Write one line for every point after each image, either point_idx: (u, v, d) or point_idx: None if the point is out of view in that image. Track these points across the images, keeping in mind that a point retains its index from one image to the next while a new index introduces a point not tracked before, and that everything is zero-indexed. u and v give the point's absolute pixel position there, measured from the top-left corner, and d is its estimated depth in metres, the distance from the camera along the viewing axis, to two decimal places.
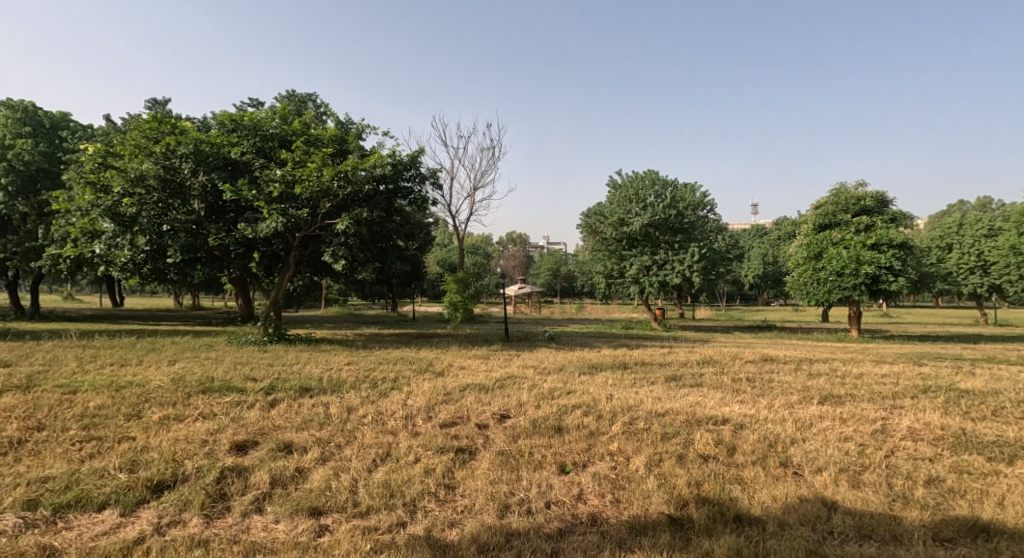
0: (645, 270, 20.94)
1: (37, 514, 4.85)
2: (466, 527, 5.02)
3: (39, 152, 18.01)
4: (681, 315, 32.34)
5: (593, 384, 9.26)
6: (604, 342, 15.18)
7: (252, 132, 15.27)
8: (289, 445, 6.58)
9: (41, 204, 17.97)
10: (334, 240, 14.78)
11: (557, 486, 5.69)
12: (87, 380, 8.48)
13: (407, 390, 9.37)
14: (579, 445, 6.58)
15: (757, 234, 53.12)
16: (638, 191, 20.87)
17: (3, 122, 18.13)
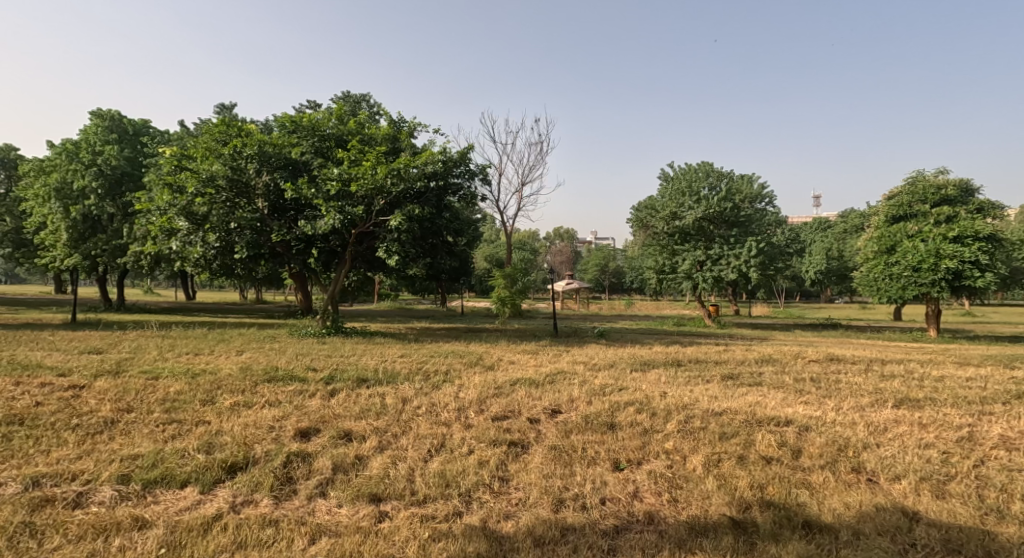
0: (698, 266, 20.49)
1: (129, 488, 5.18)
2: (522, 519, 5.07)
3: (124, 157, 19.15)
4: (736, 313, 31.17)
5: (646, 381, 9.14)
6: (658, 339, 14.95)
7: (310, 132, 15.79)
8: (349, 433, 6.79)
9: (126, 204, 19.16)
10: (387, 236, 15.11)
11: (612, 482, 5.66)
12: (167, 367, 9.00)
13: (459, 383, 9.51)
14: (632, 442, 6.52)
15: (820, 228, 50.94)
16: (691, 184, 20.43)
17: (94, 131, 19.39)
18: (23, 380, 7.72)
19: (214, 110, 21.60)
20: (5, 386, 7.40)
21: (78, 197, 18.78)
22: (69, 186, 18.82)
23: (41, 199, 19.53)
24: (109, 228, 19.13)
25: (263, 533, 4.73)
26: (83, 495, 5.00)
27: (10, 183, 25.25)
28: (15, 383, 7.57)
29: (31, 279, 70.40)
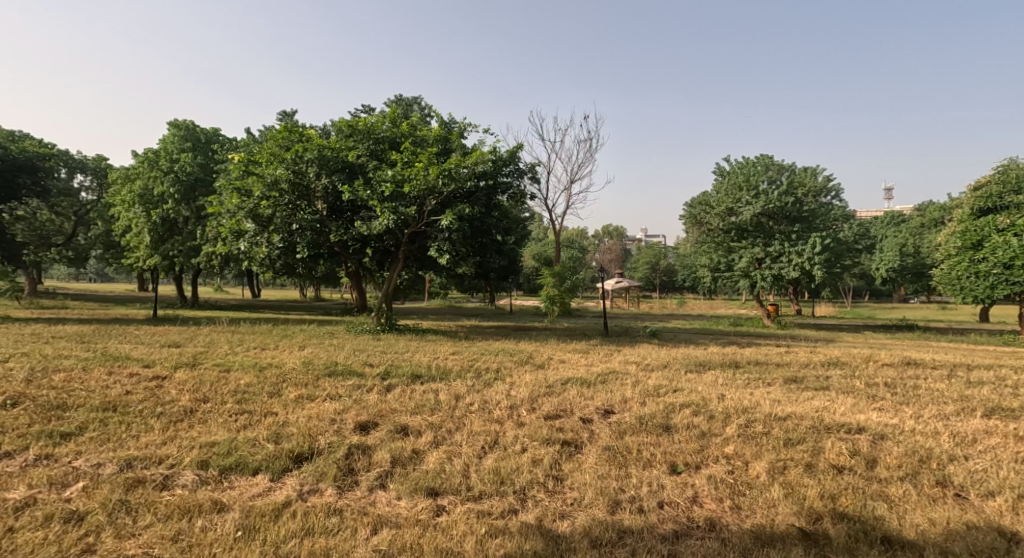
0: (756, 263, 19.92)
1: (208, 473, 5.51)
2: (578, 520, 5.10)
3: (197, 164, 20.19)
4: (796, 313, 30.08)
5: (702, 383, 8.99)
6: (714, 340, 14.64)
7: (366, 135, 16.23)
8: (405, 428, 6.99)
9: (199, 208, 20.22)
10: (440, 236, 15.30)
11: (669, 486, 5.63)
12: (238, 361, 9.48)
13: (510, 381, 9.61)
14: (690, 445, 6.46)
15: (892, 222, 48.55)
16: (749, 178, 19.87)
17: (171, 140, 20.52)
18: (114, 370, 8.32)
19: (277, 117, 22.51)
20: (98, 375, 7.99)
21: (158, 202, 19.97)
22: (151, 192, 20.05)
23: (126, 204, 20.88)
24: (184, 231, 20.25)
25: (329, 522, 4.93)
26: (168, 478, 5.34)
27: (102, 191, 26.81)
28: (107, 372, 8.16)
29: (116, 278, 75.58)
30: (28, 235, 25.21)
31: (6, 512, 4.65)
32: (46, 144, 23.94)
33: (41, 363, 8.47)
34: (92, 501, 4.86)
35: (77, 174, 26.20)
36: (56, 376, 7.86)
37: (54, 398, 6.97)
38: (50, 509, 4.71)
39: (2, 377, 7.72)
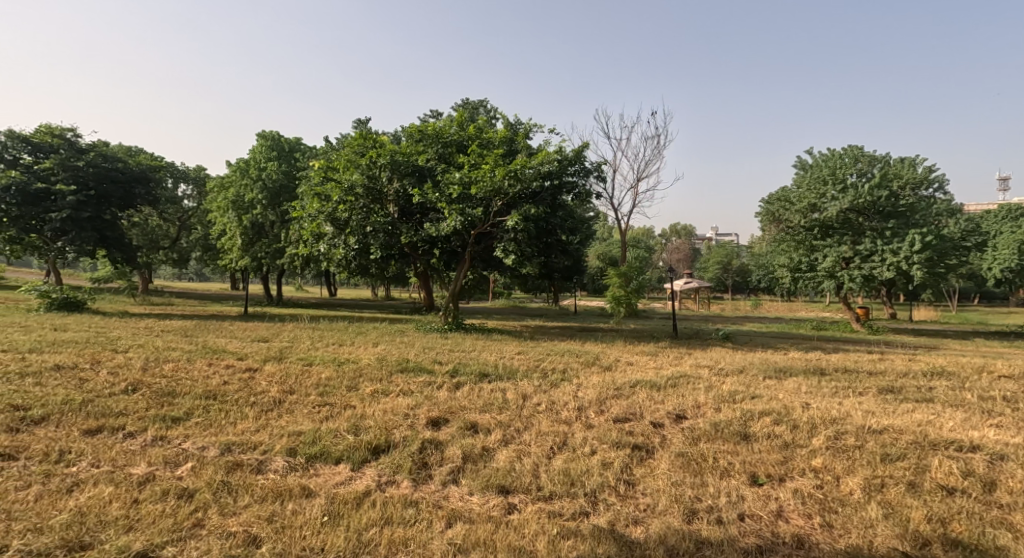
0: (842, 263, 18.95)
1: (296, 460, 5.86)
2: (652, 527, 5.09)
3: (282, 172, 21.30)
4: (889, 317, 28.14)
5: (783, 390, 8.70)
6: (794, 345, 14.03)
7: (435, 139, 16.63)
8: (475, 425, 7.15)
9: (284, 212, 21.34)
10: (505, 236, 15.56)
11: (750, 498, 5.51)
12: (319, 355, 9.99)
13: (577, 382, 9.63)
14: (772, 456, 6.29)
15: (1008, 216, 44.55)
16: (836, 171, 18.91)
17: (259, 150, 21.76)
18: (213, 361, 8.99)
19: (353, 124, 23.43)
20: (200, 365, 8.67)
21: (248, 207, 21.28)
22: (242, 198, 21.36)
23: (220, 209, 22.37)
24: (270, 234, 21.42)
25: (406, 513, 5.14)
26: (263, 463, 5.73)
27: (201, 198, 28.63)
28: (207, 363, 8.83)
29: (210, 278, 81.27)
30: (139, 239, 27.46)
31: (129, 485, 5.13)
32: (156, 157, 25.82)
33: (153, 354, 9.27)
34: (199, 480, 5.27)
35: (181, 184, 28.15)
36: (163, 365, 8.58)
37: (164, 385, 7.62)
38: (164, 485, 5.15)
39: (121, 364, 8.52)
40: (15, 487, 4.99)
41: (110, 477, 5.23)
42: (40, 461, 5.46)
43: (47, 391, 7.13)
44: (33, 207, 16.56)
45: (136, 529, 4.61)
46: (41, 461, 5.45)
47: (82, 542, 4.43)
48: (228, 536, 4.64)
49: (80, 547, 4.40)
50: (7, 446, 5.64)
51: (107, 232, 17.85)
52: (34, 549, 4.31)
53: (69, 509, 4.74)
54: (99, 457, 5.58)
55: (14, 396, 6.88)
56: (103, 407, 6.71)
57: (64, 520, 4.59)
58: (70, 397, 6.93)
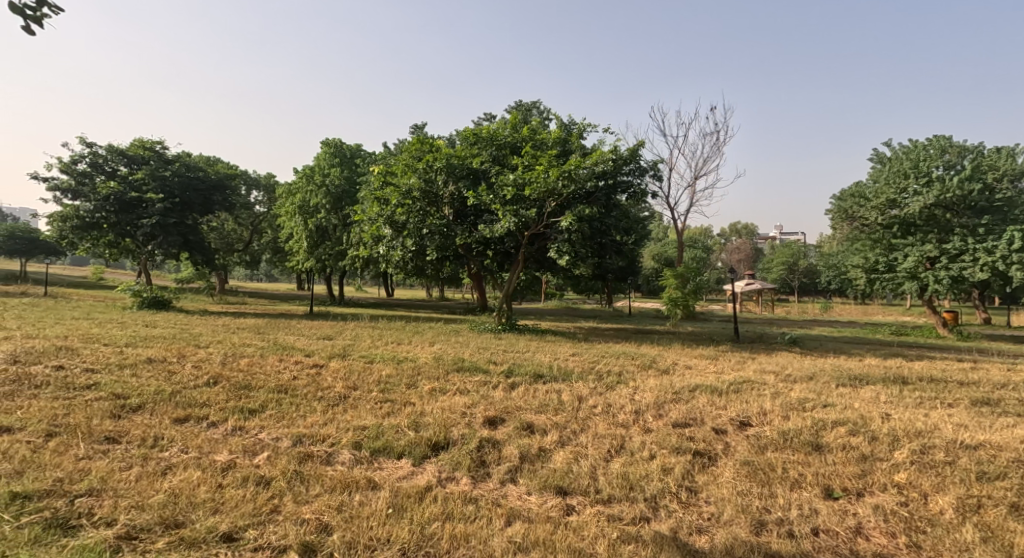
0: (926, 262, 17.92)
1: (361, 453, 6.08)
2: (717, 537, 5.02)
3: (344, 178, 22.03)
4: (982, 322, 26.27)
5: (859, 399, 8.34)
6: (869, 351, 13.35)
7: (489, 142, 16.84)
8: (531, 425, 7.20)
9: (346, 216, 22.06)
10: (559, 236, 15.56)
11: (824, 512, 5.35)
12: (380, 353, 10.30)
13: (634, 385, 9.55)
14: (849, 469, 6.06)
15: None
16: (920, 163, 17.82)
17: (323, 157, 22.62)
18: (284, 357, 9.42)
19: (410, 130, 23.96)
20: (272, 361, 9.10)
21: (314, 212, 22.15)
22: (308, 203, 22.23)
23: (288, 214, 23.39)
24: (333, 237, 22.18)
25: (466, 509, 5.24)
26: (331, 455, 5.97)
27: (271, 204, 29.96)
28: (278, 359, 9.27)
29: (277, 279, 85.17)
30: (215, 243, 29.10)
31: (214, 471, 5.44)
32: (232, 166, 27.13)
33: (230, 349, 9.80)
34: (275, 469, 5.54)
35: (253, 191, 29.56)
36: (240, 361, 9.05)
37: (241, 378, 8.04)
38: (244, 472, 5.44)
39: (204, 359, 9.06)
40: (118, 468, 5.37)
41: (197, 463, 5.57)
42: (138, 445, 5.86)
43: (141, 382, 7.66)
44: (128, 213, 17.87)
45: (222, 511, 4.89)
46: (139, 445, 5.86)
47: (176, 521, 4.73)
48: (302, 523, 4.86)
49: (174, 526, 4.70)
50: (109, 430, 6.09)
51: (191, 237, 18.77)
52: (136, 525, 4.63)
53: (164, 490, 5.07)
54: (187, 444, 5.94)
55: (113, 385, 7.43)
56: (189, 398, 7.15)
57: (160, 500, 4.91)
58: (161, 388, 7.42)
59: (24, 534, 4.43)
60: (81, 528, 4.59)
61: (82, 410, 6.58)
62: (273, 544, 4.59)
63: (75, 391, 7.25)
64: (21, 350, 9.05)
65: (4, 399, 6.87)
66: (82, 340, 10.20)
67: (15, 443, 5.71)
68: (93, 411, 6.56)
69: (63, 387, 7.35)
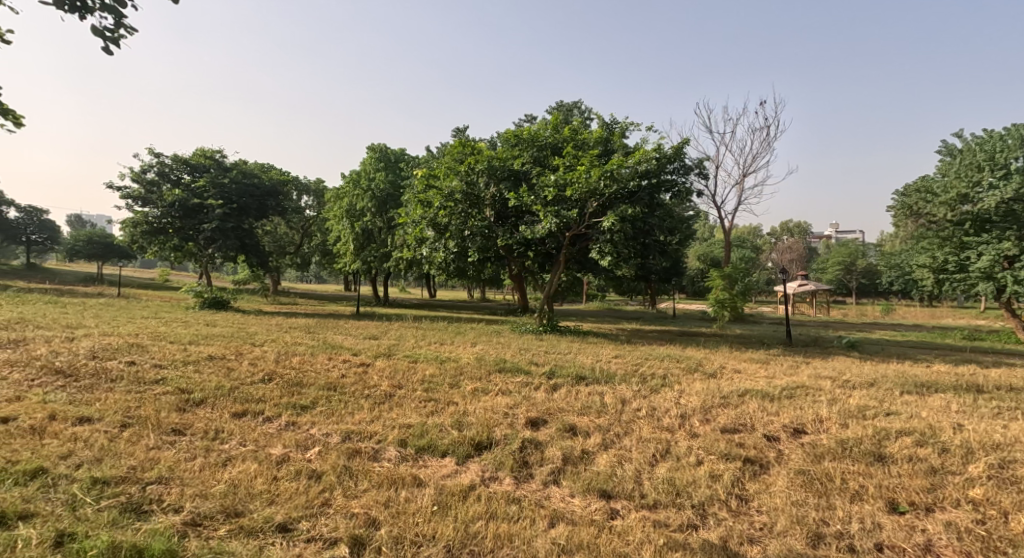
0: (1003, 262, 16.90)
1: (406, 450, 6.08)
2: (769, 548, 4.80)
3: (388, 181, 22.34)
4: None
5: (926, 408, 7.87)
6: (936, 356, 12.62)
7: (530, 143, 16.77)
8: (574, 427, 7.06)
9: (390, 219, 22.35)
10: (601, 236, 15.32)
11: (888, 526, 5.05)
12: (423, 353, 10.35)
13: (680, 389, 9.29)
14: (916, 482, 5.71)
15: None
16: (996, 155, 16.60)
17: (368, 161, 22.99)
18: (332, 355, 9.56)
19: (452, 132, 24.07)
20: (321, 359, 9.24)
21: (360, 215, 22.53)
22: (355, 206, 22.61)
23: (335, 217, 23.87)
24: (378, 239, 22.50)
25: (509, 509, 5.15)
26: (378, 451, 5.99)
27: (320, 207, 30.67)
28: (327, 357, 9.41)
29: (325, 280, 87.49)
30: (268, 245, 30.01)
31: (270, 463, 5.52)
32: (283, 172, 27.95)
33: (282, 348, 10.01)
34: (325, 463, 5.58)
35: (303, 195, 30.35)
36: (292, 359, 9.22)
37: (293, 376, 8.18)
38: (298, 465, 5.50)
39: (258, 356, 9.28)
40: (183, 458, 5.51)
41: (254, 455, 5.66)
42: (201, 437, 6.01)
43: (203, 378, 7.87)
44: (191, 219, 18.64)
45: (277, 502, 4.95)
46: (201, 437, 6.00)
47: (236, 510, 4.81)
48: (351, 516, 4.86)
49: (234, 514, 4.78)
50: (176, 422, 6.26)
51: (247, 240, 19.34)
52: (200, 512, 4.73)
53: (224, 480, 5.16)
54: (244, 437, 6.06)
55: (178, 380, 7.65)
56: (246, 393, 7.31)
57: (222, 489, 5.01)
58: (221, 383, 7.61)
59: (103, 516, 4.57)
60: (152, 512, 4.72)
61: (151, 402, 6.80)
62: (324, 537, 4.61)
63: (146, 385, 7.49)
64: (96, 346, 9.47)
65: (81, 392, 7.16)
66: (150, 338, 10.61)
67: (93, 432, 5.93)
68: (160, 404, 6.76)
69: (135, 381, 7.62)
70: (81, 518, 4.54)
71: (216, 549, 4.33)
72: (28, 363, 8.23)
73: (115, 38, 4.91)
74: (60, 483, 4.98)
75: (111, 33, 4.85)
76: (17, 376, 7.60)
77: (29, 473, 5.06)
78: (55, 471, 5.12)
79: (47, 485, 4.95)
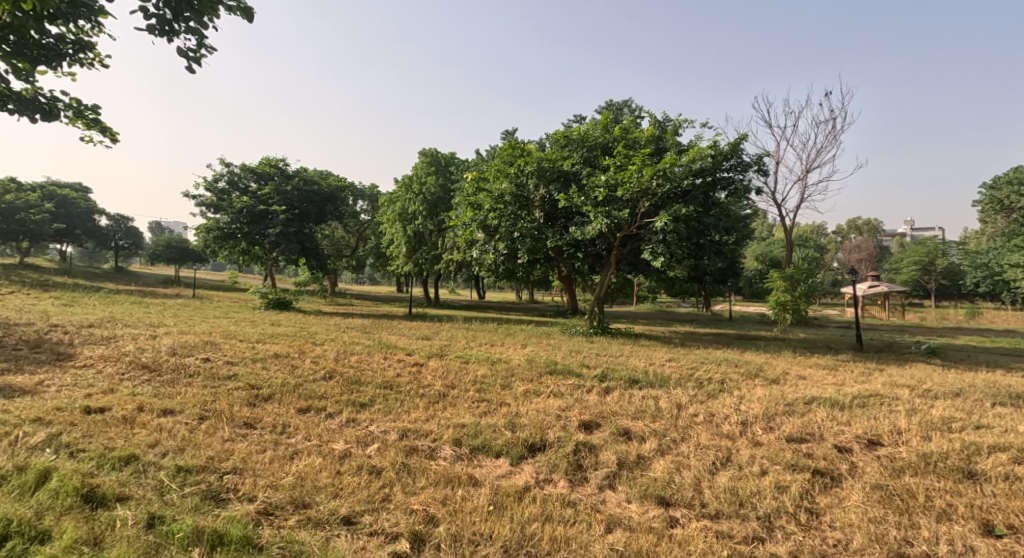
0: None
1: (461, 450, 5.99)
2: None
3: (439, 185, 22.50)
4: None
5: (1019, 422, 7.22)
6: None
7: (580, 143, 16.52)
8: (628, 432, 6.82)
9: (441, 222, 22.50)
10: (653, 237, 14.92)
11: (982, 551, 4.63)
12: (474, 354, 10.28)
13: (739, 395, 8.88)
14: (1012, 503, 5.22)
15: None
16: None
17: (419, 166, 23.21)
18: (387, 355, 9.60)
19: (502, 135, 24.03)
20: (377, 359, 9.30)
21: (411, 218, 22.75)
22: (406, 209, 22.82)
23: (388, 221, 24.20)
24: (429, 242, 22.68)
25: (564, 512, 4.97)
26: (434, 450, 5.93)
27: (374, 211, 31.24)
28: (382, 357, 9.45)
29: (382, 282, 89.41)
30: (326, 248, 30.76)
31: (333, 458, 5.52)
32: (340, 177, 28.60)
33: (340, 346, 10.15)
34: (385, 460, 5.55)
35: (359, 200, 30.98)
36: (349, 357, 9.33)
37: (352, 374, 8.25)
38: (359, 461, 5.49)
39: (319, 355, 9.43)
40: (255, 450, 5.59)
41: (318, 450, 5.68)
42: (270, 431, 6.08)
43: (270, 375, 8.04)
44: (257, 225, 19.29)
45: (341, 495, 4.94)
46: (271, 431, 6.08)
47: (304, 501, 4.83)
48: (410, 512, 4.81)
49: (302, 505, 4.81)
50: (248, 416, 6.38)
51: (308, 244, 19.81)
52: (272, 502, 4.78)
53: (292, 473, 5.19)
54: (309, 432, 6.10)
55: (248, 377, 7.83)
56: (310, 389, 7.40)
57: (290, 481, 5.03)
58: (287, 380, 7.74)
59: (187, 502, 4.68)
60: (229, 500, 4.80)
61: (225, 397, 6.96)
62: (386, 531, 4.58)
63: (219, 381, 7.70)
64: (175, 343, 9.85)
65: (163, 385, 7.43)
66: (222, 336, 10.99)
67: (176, 423, 6.09)
68: (233, 398, 6.92)
69: (209, 377, 7.85)
70: (169, 503, 4.66)
71: (288, 538, 4.37)
72: (118, 358, 8.64)
73: (196, 56, 6.33)
74: (150, 469, 5.12)
75: (193, 53, 6.23)
76: (108, 370, 7.98)
77: (122, 460, 5.23)
78: (144, 458, 5.26)
79: (138, 471, 5.10)
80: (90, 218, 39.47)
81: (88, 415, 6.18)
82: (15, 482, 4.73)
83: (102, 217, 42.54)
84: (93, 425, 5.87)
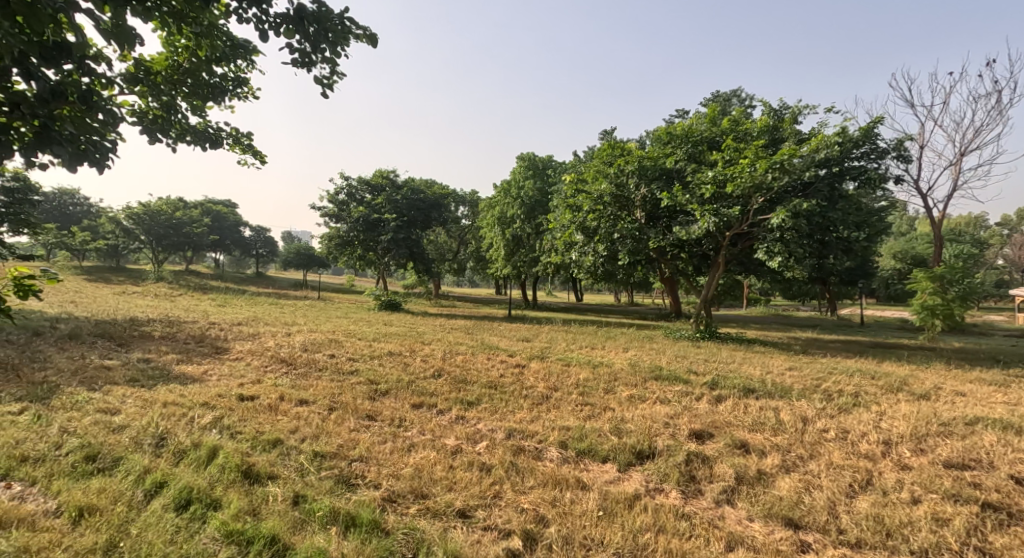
0: None
1: (567, 453, 5.51)
2: None
3: (537, 189, 22.16)
4: None
5: None
6: None
7: (684, 139, 15.49)
8: (745, 444, 6.03)
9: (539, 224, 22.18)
10: (768, 235, 13.62)
11: None
12: (576, 357, 9.77)
13: (877, 410, 7.71)
14: None
15: None
16: None
17: (517, 171, 23.06)
18: (491, 356, 9.33)
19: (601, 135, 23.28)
20: (481, 359, 9.05)
21: (511, 222, 22.62)
22: (506, 213, 22.73)
23: (488, 225, 24.26)
24: (528, 245, 22.38)
25: (679, 524, 4.36)
26: (541, 451, 5.50)
27: (475, 216, 31.62)
28: (486, 357, 9.22)
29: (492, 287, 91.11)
30: (432, 253, 31.49)
31: (446, 453, 5.24)
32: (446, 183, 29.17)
33: (446, 346, 10.02)
34: (494, 457, 5.19)
35: (460, 205, 31.47)
36: (455, 357, 9.14)
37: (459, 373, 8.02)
38: (471, 456, 5.17)
39: (428, 354, 9.34)
40: (377, 441, 5.41)
41: (432, 444, 5.43)
42: (389, 424, 5.93)
43: (385, 371, 8.00)
44: (372, 233, 19.85)
45: (456, 489, 4.63)
46: (390, 424, 5.93)
47: (423, 492, 4.57)
48: (522, 511, 4.42)
49: (421, 496, 4.55)
50: (370, 409, 6.28)
51: (416, 249, 20.21)
52: (394, 490, 4.55)
53: (410, 464, 4.95)
54: (423, 427, 5.88)
55: (368, 372, 7.82)
56: (422, 386, 7.25)
57: (411, 471, 4.79)
58: (402, 377, 7.65)
59: (325, 484, 4.55)
60: (358, 486, 4.62)
61: (351, 390, 6.95)
62: (499, 527, 4.22)
63: (344, 375, 7.76)
64: (308, 340, 10.20)
65: (299, 378, 7.56)
66: (343, 335, 11.28)
67: (312, 412, 6.10)
68: (357, 392, 6.88)
69: (336, 371, 7.96)
70: (310, 484, 4.56)
71: (411, 525, 4.12)
72: (263, 352, 9.00)
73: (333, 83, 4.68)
74: (294, 452, 5.07)
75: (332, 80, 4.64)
76: (255, 362, 8.30)
77: (271, 442, 5.23)
78: (288, 442, 5.23)
79: (285, 452, 5.06)
80: (237, 229, 43.35)
81: (242, 402, 6.34)
82: (191, 456, 4.83)
83: (247, 229, 46.53)
84: (246, 410, 5.97)
